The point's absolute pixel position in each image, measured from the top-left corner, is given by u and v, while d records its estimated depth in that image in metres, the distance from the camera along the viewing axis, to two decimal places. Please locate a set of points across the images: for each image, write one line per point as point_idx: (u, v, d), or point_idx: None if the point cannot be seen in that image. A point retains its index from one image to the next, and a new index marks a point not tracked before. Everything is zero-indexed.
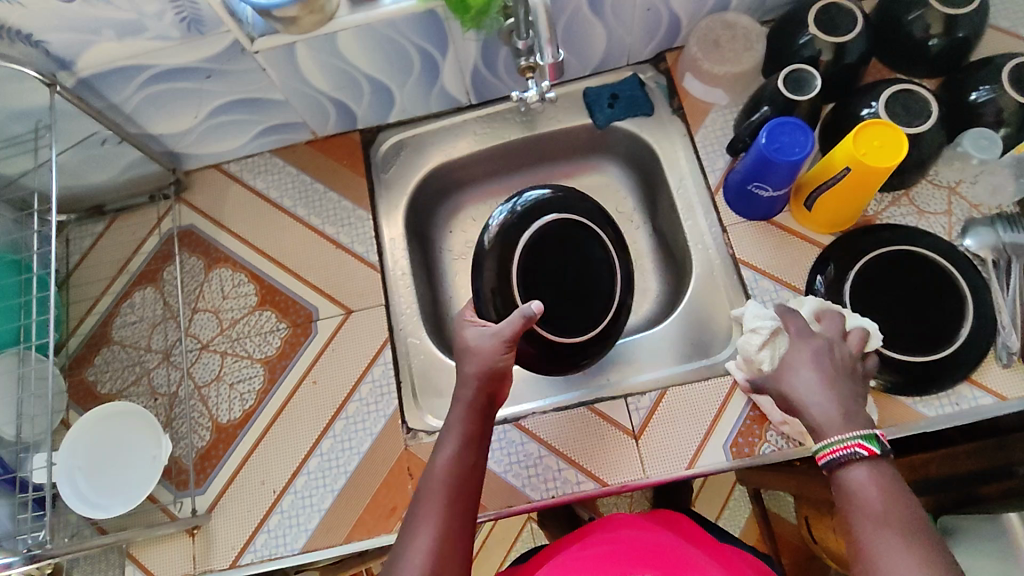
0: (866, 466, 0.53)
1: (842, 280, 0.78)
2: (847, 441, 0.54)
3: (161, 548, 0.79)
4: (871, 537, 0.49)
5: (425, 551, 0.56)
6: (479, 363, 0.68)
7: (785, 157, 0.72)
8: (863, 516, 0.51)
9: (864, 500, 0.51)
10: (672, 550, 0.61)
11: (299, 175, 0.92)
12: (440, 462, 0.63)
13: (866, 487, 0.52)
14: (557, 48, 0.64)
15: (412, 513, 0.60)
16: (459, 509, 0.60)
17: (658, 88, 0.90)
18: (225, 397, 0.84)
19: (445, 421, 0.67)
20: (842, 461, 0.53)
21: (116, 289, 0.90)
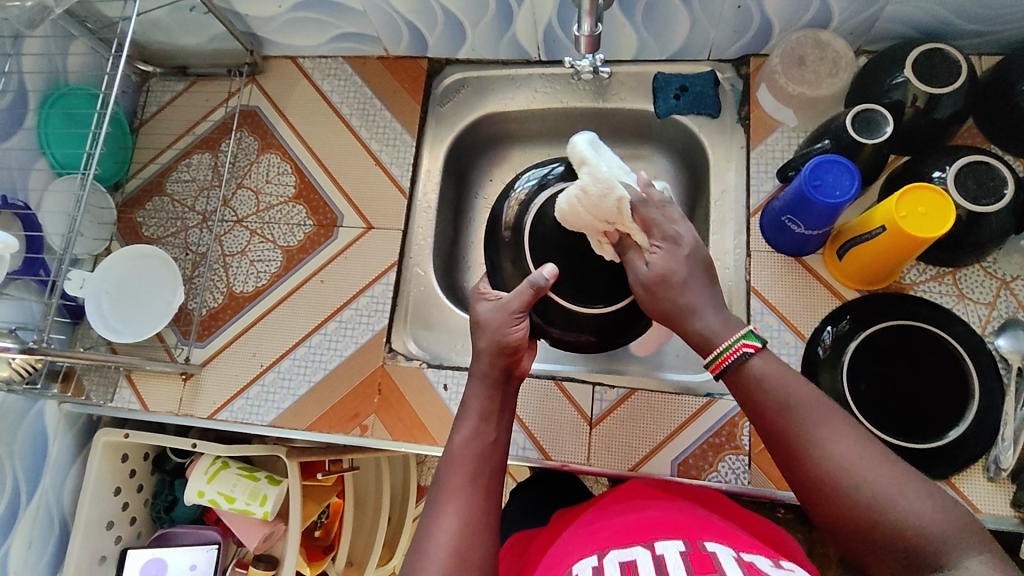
0: (760, 358, 0.58)
1: (850, 337, 0.74)
2: (733, 345, 0.58)
3: (158, 384, 0.88)
4: (808, 424, 0.54)
5: (451, 532, 0.57)
6: (491, 339, 0.68)
7: (823, 198, 0.68)
8: (782, 403, 0.55)
9: (774, 393, 0.56)
10: (672, 510, 0.63)
11: (362, 87, 0.97)
12: (461, 440, 0.64)
13: (768, 376, 0.57)
14: (596, 22, 0.69)
15: (434, 492, 0.61)
16: (481, 484, 0.61)
17: (732, 91, 0.87)
18: (244, 271, 0.91)
19: (462, 402, 0.68)
20: (741, 362, 0.58)
21: (180, 146, 0.98)
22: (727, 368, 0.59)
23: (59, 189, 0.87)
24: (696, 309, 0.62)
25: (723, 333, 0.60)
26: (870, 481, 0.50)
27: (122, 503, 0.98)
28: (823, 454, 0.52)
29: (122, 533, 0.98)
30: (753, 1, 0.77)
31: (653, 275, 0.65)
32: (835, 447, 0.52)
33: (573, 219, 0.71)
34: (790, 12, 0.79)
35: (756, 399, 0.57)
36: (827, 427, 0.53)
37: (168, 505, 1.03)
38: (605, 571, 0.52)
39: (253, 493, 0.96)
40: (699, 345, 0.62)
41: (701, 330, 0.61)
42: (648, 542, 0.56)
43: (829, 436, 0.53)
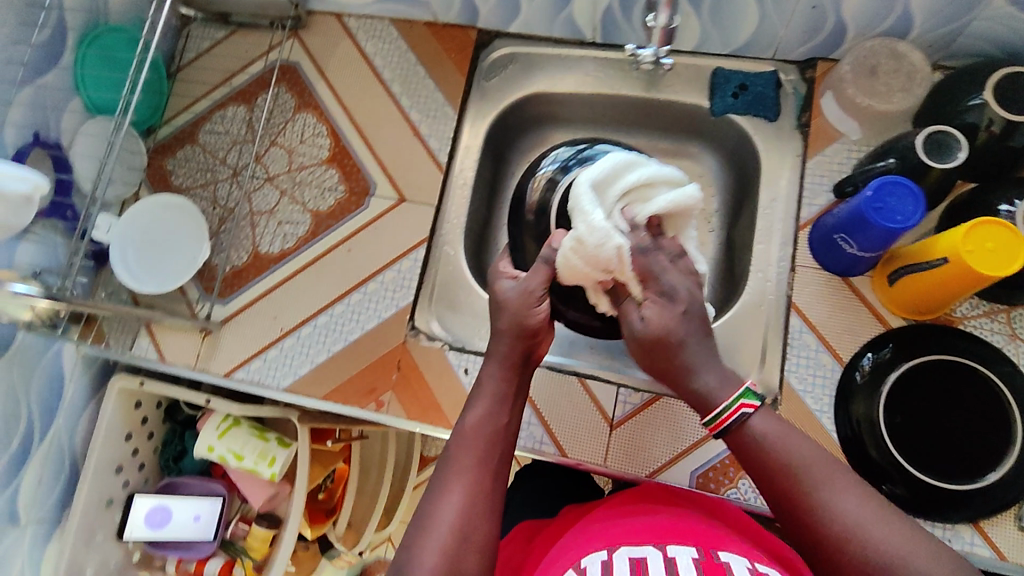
0: (760, 416, 0.55)
1: (893, 366, 0.71)
2: (731, 406, 0.55)
3: (176, 337, 0.87)
4: (812, 487, 0.51)
5: (453, 518, 0.55)
6: (512, 320, 0.64)
7: (883, 221, 0.65)
8: (782, 466, 0.53)
9: (778, 452, 0.53)
10: (681, 514, 0.61)
11: (406, 53, 0.93)
12: (471, 420, 0.61)
13: (770, 436, 0.54)
14: (673, 14, 0.67)
15: (439, 472, 0.58)
16: (488, 471, 0.58)
17: (794, 95, 0.83)
18: (272, 232, 0.89)
19: (477, 380, 0.65)
20: (739, 423, 0.55)
21: (215, 97, 0.95)
22: (727, 427, 0.56)
23: (92, 133, 0.85)
24: (697, 366, 0.57)
25: (721, 393, 0.56)
26: (881, 547, 0.48)
27: (132, 449, 0.98)
28: (828, 520, 0.50)
29: (130, 478, 0.99)
30: (831, 2, 0.73)
31: (647, 334, 0.59)
32: (842, 513, 0.50)
33: (572, 274, 0.63)
34: (867, 17, 0.74)
35: (757, 460, 0.54)
36: (833, 493, 0.51)
37: (178, 455, 1.03)
38: (613, 568, 0.51)
39: (262, 454, 0.95)
40: (699, 404, 0.58)
41: (700, 390, 0.57)
42: (660, 543, 0.55)
43: (835, 501, 0.50)
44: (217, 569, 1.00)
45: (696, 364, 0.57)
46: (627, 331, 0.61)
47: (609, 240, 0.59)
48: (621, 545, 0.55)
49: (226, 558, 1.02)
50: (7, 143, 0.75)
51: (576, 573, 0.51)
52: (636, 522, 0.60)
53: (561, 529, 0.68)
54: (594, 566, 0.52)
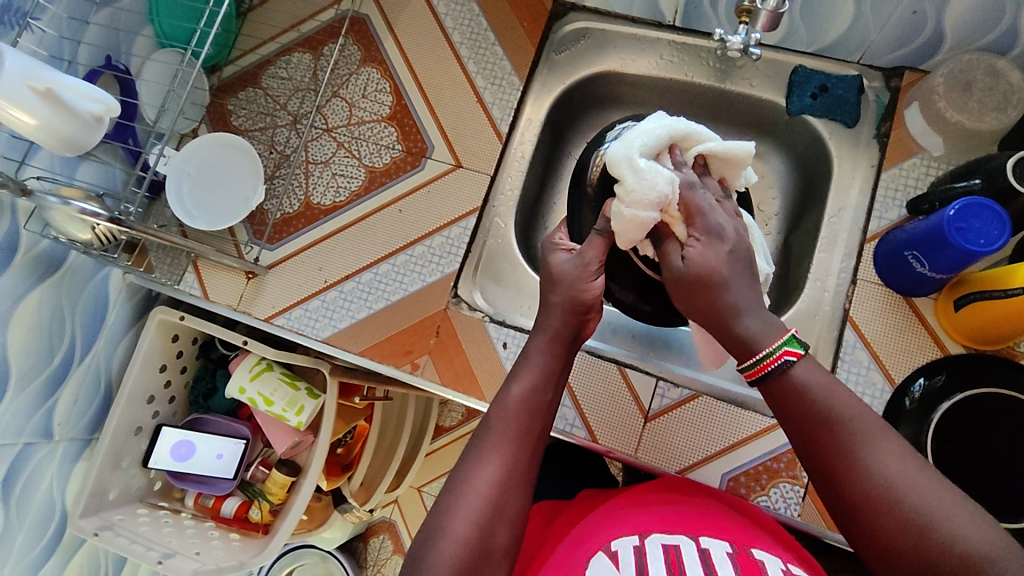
0: (803, 365, 0.52)
1: (944, 395, 0.70)
2: (774, 351, 0.51)
3: (221, 277, 0.87)
4: (854, 442, 0.50)
5: (490, 488, 0.55)
6: (566, 294, 0.62)
7: (964, 242, 0.63)
8: (824, 418, 0.51)
9: (822, 405, 0.51)
10: (707, 507, 0.62)
11: (477, 17, 0.91)
12: (516, 392, 0.60)
13: (815, 388, 0.51)
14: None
15: (478, 439, 0.59)
16: (526, 445, 0.58)
17: (875, 103, 0.80)
18: (325, 183, 0.89)
19: (524, 351, 0.64)
20: (781, 372, 0.52)
21: (282, 41, 0.95)
22: (768, 374, 0.52)
23: (161, 61, 0.85)
24: (741, 310, 0.53)
25: (765, 339, 0.52)
26: (923, 507, 0.47)
27: (165, 380, 0.99)
28: (868, 476, 0.48)
29: (159, 409, 1.00)
30: (934, 8, 0.69)
31: (688, 274, 0.54)
32: (882, 471, 0.48)
33: (626, 224, 0.59)
34: (970, 28, 0.71)
35: (797, 410, 0.52)
36: (877, 450, 0.49)
37: (207, 392, 1.06)
38: (647, 553, 0.52)
39: (292, 401, 0.97)
40: (739, 348, 0.53)
41: (744, 334, 0.53)
42: (692, 533, 0.56)
43: (878, 458, 0.49)
44: (234, 508, 1.02)
45: (738, 308, 0.53)
46: (665, 273, 0.57)
47: (660, 174, 0.57)
48: (654, 533, 0.56)
49: (243, 500, 1.03)
50: (80, 62, 0.76)
51: (611, 557, 0.52)
52: (666, 510, 0.61)
53: (583, 510, 0.69)
54: (626, 552, 0.53)
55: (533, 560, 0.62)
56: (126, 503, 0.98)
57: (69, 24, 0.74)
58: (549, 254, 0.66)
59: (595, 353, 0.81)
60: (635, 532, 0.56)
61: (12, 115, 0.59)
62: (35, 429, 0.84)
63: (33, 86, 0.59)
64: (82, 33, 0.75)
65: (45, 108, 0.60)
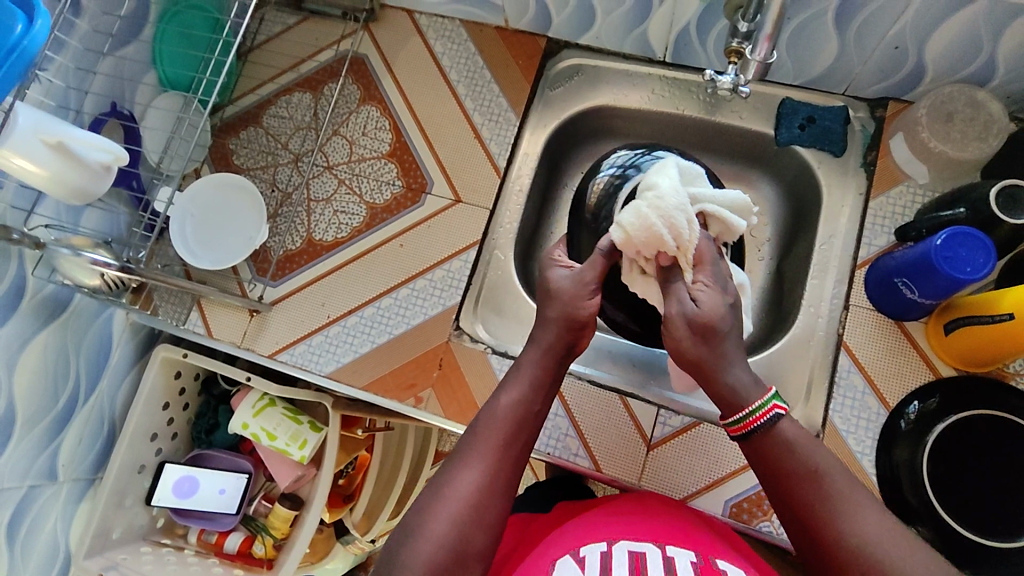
0: (787, 420, 0.54)
1: (939, 417, 0.71)
2: (765, 405, 0.54)
3: (224, 314, 0.88)
4: (831, 499, 0.51)
5: (469, 493, 0.54)
6: (562, 310, 0.63)
7: (951, 270, 0.65)
8: (803, 474, 0.52)
9: (801, 460, 0.53)
10: (680, 520, 0.63)
11: (474, 56, 0.94)
12: (505, 401, 0.60)
13: (797, 444, 0.53)
14: (772, 50, 0.65)
15: (463, 446, 0.58)
16: (512, 455, 0.58)
17: (861, 132, 0.83)
18: (327, 219, 0.90)
19: (516, 362, 0.63)
20: (769, 425, 0.54)
21: (282, 82, 0.97)
22: (752, 431, 0.54)
23: (163, 106, 0.87)
24: (729, 361, 0.55)
25: (755, 391, 0.55)
26: (897, 567, 0.48)
27: (168, 417, 1.00)
28: (845, 532, 0.50)
29: (163, 447, 1.00)
30: (914, 43, 0.72)
31: (699, 316, 0.55)
32: (860, 529, 0.50)
33: (642, 237, 0.61)
34: (949, 62, 0.73)
35: (777, 465, 0.54)
36: (853, 507, 0.51)
37: (210, 428, 1.05)
38: (612, 558, 0.53)
39: (294, 436, 0.97)
40: (727, 401, 0.55)
41: (731, 385, 0.55)
42: (660, 542, 0.57)
43: (855, 516, 0.50)
44: (237, 544, 1.02)
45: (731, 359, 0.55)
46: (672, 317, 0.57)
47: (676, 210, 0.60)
48: (622, 540, 0.57)
49: (246, 534, 1.03)
50: (85, 110, 0.77)
51: (579, 562, 0.53)
52: (638, 519, 0.61)
53: (556, 519, 0.69)
54: (593, 556, 0.53)
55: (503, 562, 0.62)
56: (130, 542, 0.97)
57: (76, 73, 0.75)
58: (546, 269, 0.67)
59: (595, 381, 0.82)
60: (604, 538, 0.57)
61: (19, 165, 0.60)
62: (39, 471, 0.84)
63: (44, 138, 0.61)
64: (88, 82, 0.77)
65: (54, 159, 0.62)
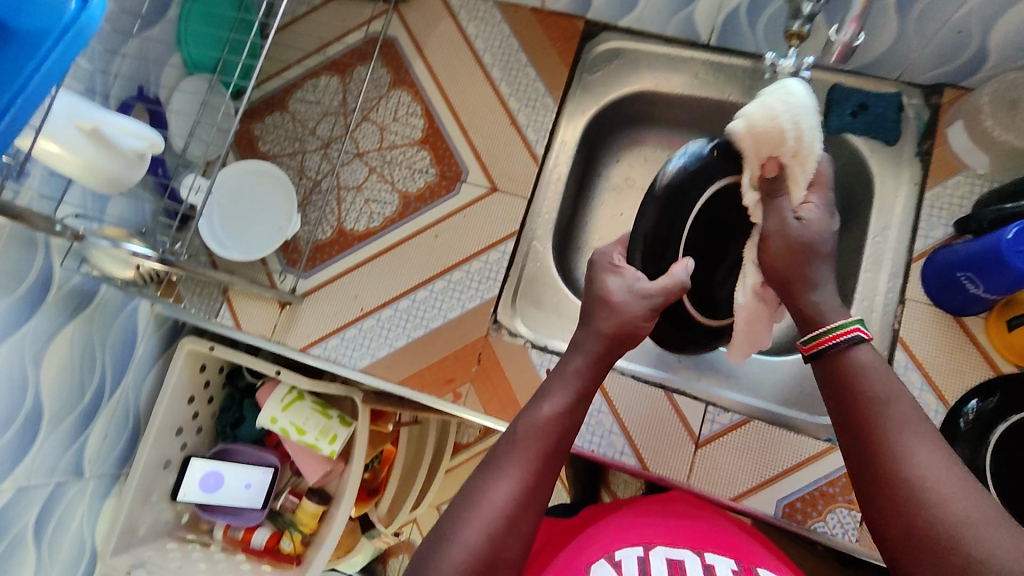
0: (865, 348, 0.53)
1: (1000, 417, 0.68)
2: (846, 327, 0.54)
3: (253, 305, 0.86)
4: (893, 427, 0.48)
5: (505, 503, 0.52)
6: (617, 321, 0.62)
7: (1023, 265, 0.62)
8: (868, 399, 0.50)
9: (870, 385, 0.51)
10: (714, 523, 0.63)
11: (509, 38, 0.90)
12: (545, 411, 0.57)
13: (867, 370, 0.51)
14: (858, 32, 0.61)
15: (498, 455, 0.55)
16: (548, 465, 0.55)
17: (916, 120, 0.80)
18: (358, 209, 0.88)
19: (557, 371, 0.61)
20: (845, 347, 0.53)
21: (309, 65, 0.93)
22: (824, 350, 0.54)
23: (188, 90, 0.83)
24: (818, 282, 0.58)
25: (833, 316, 0.56)
26: (946, 500, 0.44)
27: (193, 412, 0.97)
28: (899, 460, 0.47)
29: (187, 441, 0.98)
30: (980, 27, 0.70)
31: (805, 232, 0.58)
32: (916, 459, 0.46)
33: (764, 133, 0.59)
34: (1016, 47, 0.70)
35: (845, 387, 0.52)
36: (913, 439, 0.47)
37: (235, 422, 1.03)
38: (651, 565, 0.53)
39: (324, 430, 0.94)
40: (810, 321, 0.57)
41: (814, 303, 0.57)
42: (698, 548, 0.57)
43: (911, 447, 0.47)
44: (265, 540, 0.99)
45: (816, 278, 0.58)
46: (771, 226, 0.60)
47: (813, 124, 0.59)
48: (659, 545, 0.56)
49: (273, 530, 1.00)
50: (112, 95, 0.73)
51: (616, 567, 0.53)
52: (669, 523, 0.62)
53: (587, 517, 0.69)
54: (631, 561, 0.54)
55: (536, 559, 0.62)
56: (155, 538, 0.95)
57: (102, 55, 0.72)
58: (602, 274, 0.65)
59: (640, 377, 0.79)
60: (638, 543, 0.57)
61: (51, 151, 0.58)
62: (66, 468, 0.81)
63: (79, 124, 0.58)
64: (113, 64, 0.73)
65: (88, 146, 0.59)
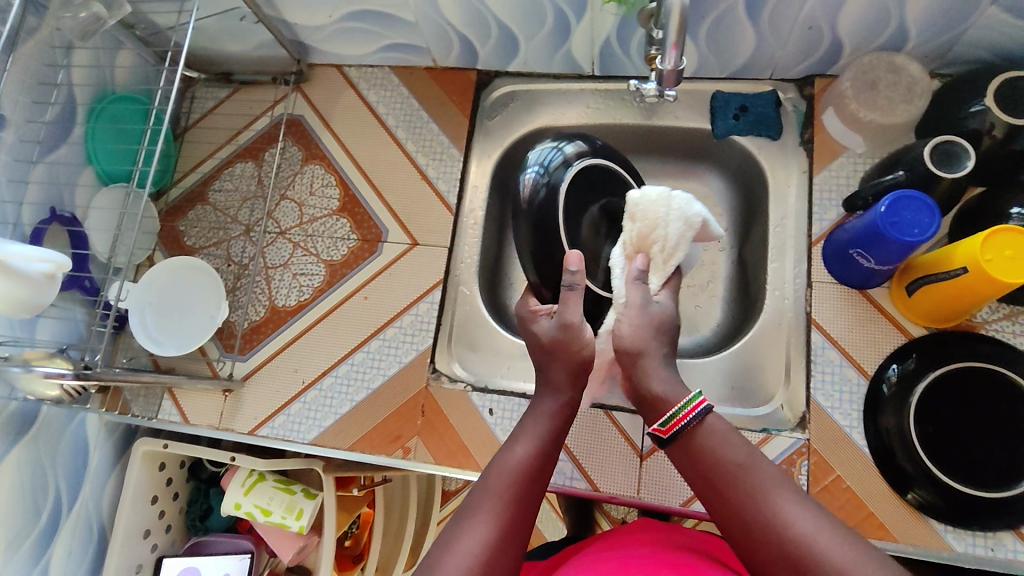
0: (712, 416, 0.57)
1: (917, 378, 0.71)
2: (688, 405, 0.57)
3: (196, 396, 0.87)
4: (762, 487, 0.52)
5: (477, 549, 0.52)
6: (565, 361, 0.66)
7: (899, 235, 0.66)
8: (727, 473, 0.54)
9: (731, 453, 0.54)
10: (679, 547, 0.59)
11: (408, 98, 0.95)
12: (514, 457, 0.60)
13: (721, 442, 0.55)
14: (681, 56, 0.65)
15: (469, 504, 0.56)
16: (522, 505, 0.56)
17: (794, 112, 0.85)
18: (287, 284, 0.90)
19: (521, 424, 0.64)
20: (695, 421, 0.57)
21: (222, 155, 0.97)
22: (682, 428, 0.57)
23: (103, 204, 0.87)
24: (652, 370, 0.61)
25: (675, 396, 0.59)
26: (833, 556, 0.46)
27: (159, 511, 0.97)
28: (783, 526, 0.49)
29: (158, 542, 0.97)
30: (827, 21, 0.74)
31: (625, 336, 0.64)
32: (790, 523, 0.49)
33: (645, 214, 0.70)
34: (864, 33, 0.75)
35: (708, 467, 0.55)
36: (783, 503, 0.50)
37: (204, 513, 1.03)
38: None
39: (290, 506, 0.94)
40: (656, 403, 0.60)
41: (658, 392, 0.60)
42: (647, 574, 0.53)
43: (782, 508, 0.50)
44: None
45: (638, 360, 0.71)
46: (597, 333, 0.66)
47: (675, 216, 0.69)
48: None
49: None
50: (24, 222, 0.76)
51: None
52: (632, 553, 0.57)
53: (559, 558, 0.65)
54: None
55: None
56: None
57: (10, 186, 0.75)
58: (532, 321, 0.71)
59: None
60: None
61: None
62: None
63: None
64: (22, 193, 0.76)
65: None
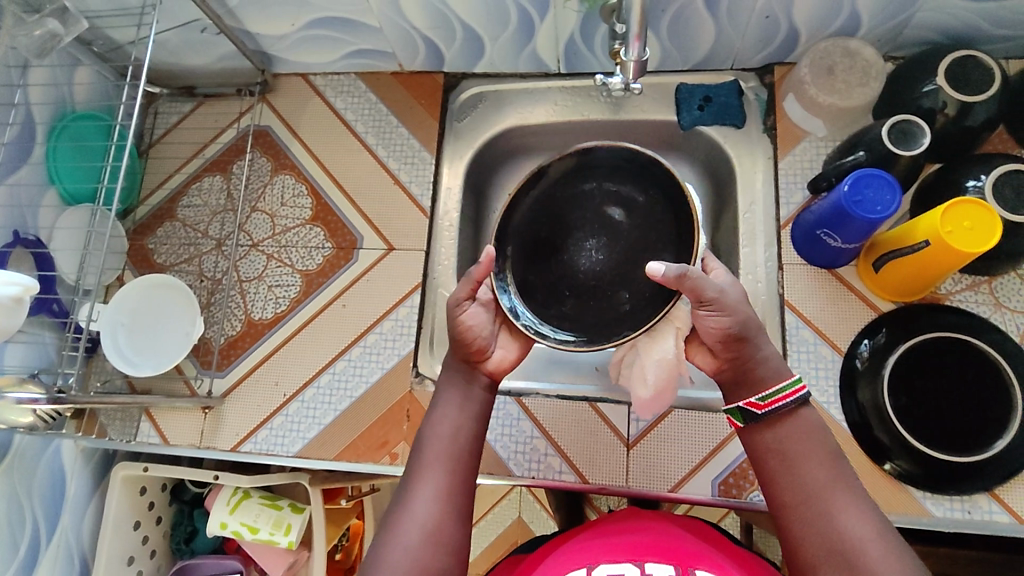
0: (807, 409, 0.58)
1: (889, 351, 0.73)
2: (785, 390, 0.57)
3: (174, 416, 0.86)
4: (834, 485, 0.54)
5: (419, 526, 0.55)
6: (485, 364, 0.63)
7: (864, 213, 0.68)
8: (804, 464, 0.55)
9: (818, 444, 0.56)
10: (670, 527, 0.60)
11: (376, 104, 0.95)
12: (443, 427, 0.61)
13: (812, 432, 0.57)
14: (644, 47, 0.66)
15: (410, 473, 0.59)
16: (459, 477, 0.59)
17: (756, 100, 0.87)
18: (263, 297, 0.89)
19: (444, 386, 0.64)
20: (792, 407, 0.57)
21: (189, 170, 0.95)
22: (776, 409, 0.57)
23: (68, 224, 0.84)
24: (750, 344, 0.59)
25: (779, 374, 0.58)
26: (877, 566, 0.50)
27: (142, 537, 0.94)
28: (843, 524, 0.52)
29: (142, 568, 0.95)
30: (782, 11, 0.76)
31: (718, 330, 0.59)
32: (846, 525, 0.52)
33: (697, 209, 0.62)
34: (818, 21, 0.78)
35: (791, 448, 0.56)
36: (848, 505, 0.53)
37: (189, 536, 1.00)
38: None
39: (277, 522, 0.93)
40: (751, 381, 0.58)
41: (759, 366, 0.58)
42: (639, 560, 0.54)
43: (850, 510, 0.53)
44: None
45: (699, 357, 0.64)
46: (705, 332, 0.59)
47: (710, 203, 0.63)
48: (602, 563, 0.54)
49: None
50: None
51: None
52: (627, 537, 0.58)
53: (547, 545, 0.64)
54: None
55: None
56: None
57: None
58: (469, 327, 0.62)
59: (567, 395, 0.81)
60: (583, 564, 0.55)
61: None
62: None
63: None
64: None
65: None
